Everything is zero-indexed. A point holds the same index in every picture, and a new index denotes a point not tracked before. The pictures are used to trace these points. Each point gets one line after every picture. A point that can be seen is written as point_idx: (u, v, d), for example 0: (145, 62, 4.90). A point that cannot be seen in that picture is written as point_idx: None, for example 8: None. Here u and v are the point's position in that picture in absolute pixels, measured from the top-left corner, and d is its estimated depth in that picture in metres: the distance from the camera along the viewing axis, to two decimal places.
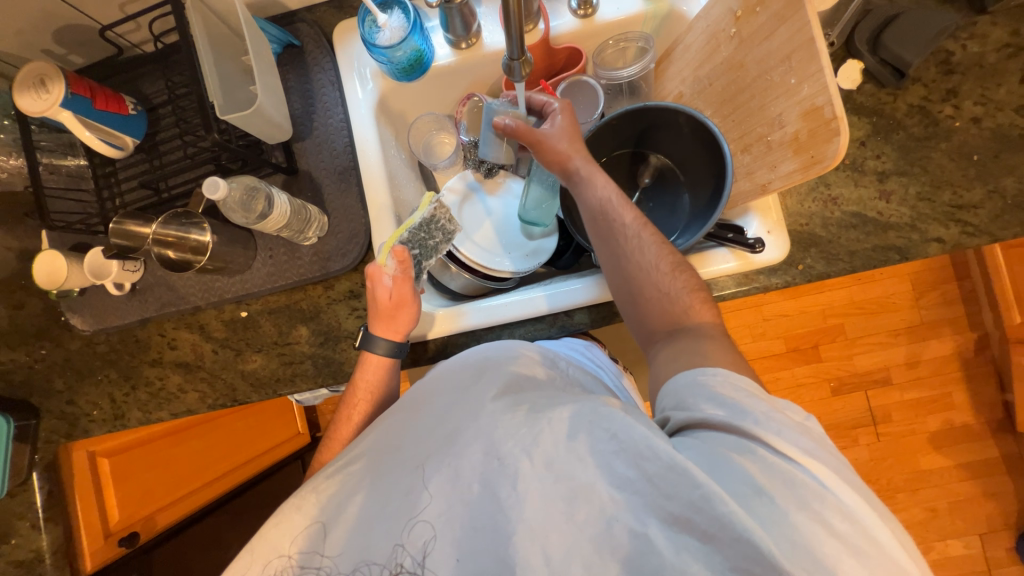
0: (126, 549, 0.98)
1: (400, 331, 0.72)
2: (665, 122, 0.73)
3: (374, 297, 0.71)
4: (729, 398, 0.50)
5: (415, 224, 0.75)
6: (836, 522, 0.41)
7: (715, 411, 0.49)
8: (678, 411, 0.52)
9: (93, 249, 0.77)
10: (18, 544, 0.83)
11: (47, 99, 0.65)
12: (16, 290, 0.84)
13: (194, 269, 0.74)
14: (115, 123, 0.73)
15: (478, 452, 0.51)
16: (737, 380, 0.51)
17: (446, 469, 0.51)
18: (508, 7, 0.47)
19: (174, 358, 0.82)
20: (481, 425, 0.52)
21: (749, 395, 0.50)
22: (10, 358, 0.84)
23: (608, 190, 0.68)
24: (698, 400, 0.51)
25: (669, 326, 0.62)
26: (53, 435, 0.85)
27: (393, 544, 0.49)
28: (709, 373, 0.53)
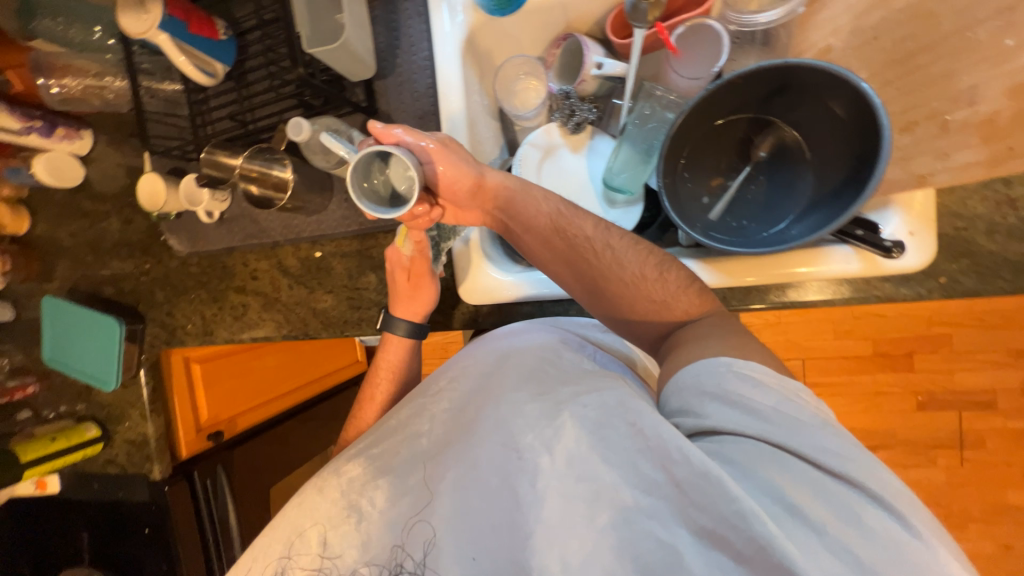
0: (212, 444, 1.10)
1: (419, 313, 0.73)
2: (834, 86, 0.57)
3: (393, 279, 0.71)
4: (744, 398, 0.46)
5: None
6: (884, 542, 0.38)
7: (717, 417, 0.46)
8: (682, 400, 0.49)
9: (188, 176, 0.80)
10: (131, 426, 0.98)
11: (148, 20, 0.65)
12: (126, 206, 0.93)
13: (274, 206, 0.75)
14: (207, 49, 0.72)
15: (497, 445, 0.51)
16: (753, 371, 0.47)
17: (463, 453, 0.51)
18: None
19: (254, 287, 0.87)
20: (502, 414, 0.53)
21: (761, 390, 0.46)
22: (122, 267, 0.95)
23: (550, 208, 0.64)
24: (699, 402, 0.48)
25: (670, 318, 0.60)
26: (156, 340, 0.95)
27: (393, 543, 0.49)
28: (699, 364, 0.50)
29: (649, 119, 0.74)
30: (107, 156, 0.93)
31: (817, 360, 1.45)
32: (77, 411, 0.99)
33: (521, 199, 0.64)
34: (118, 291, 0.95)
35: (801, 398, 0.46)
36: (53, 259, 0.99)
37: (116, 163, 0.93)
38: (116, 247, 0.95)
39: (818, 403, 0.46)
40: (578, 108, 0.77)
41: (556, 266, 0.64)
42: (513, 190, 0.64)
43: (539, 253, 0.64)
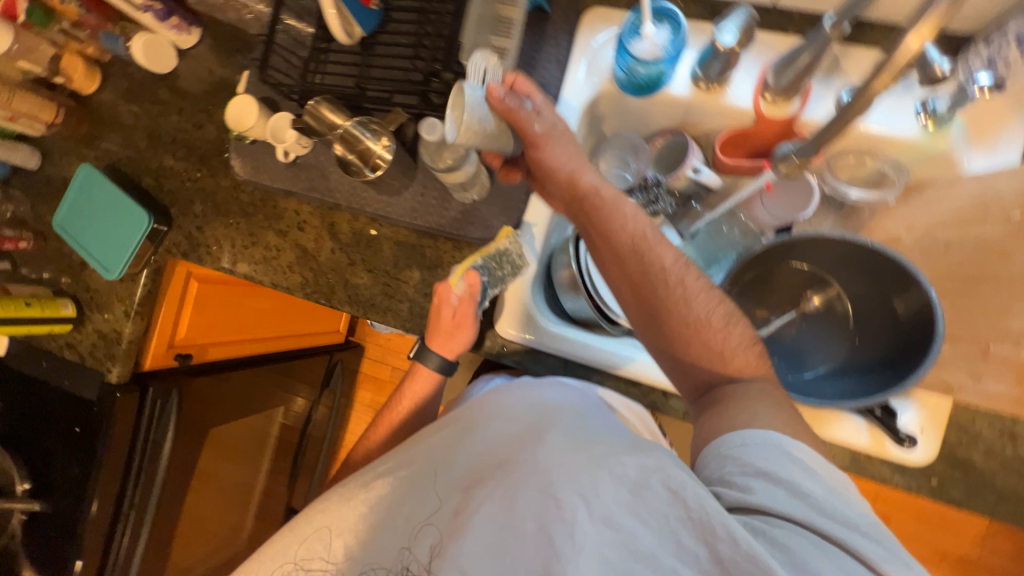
0: (177, 365, 1.06)
1: (453, 349, 0.78)
2: (908, 286, 0.61)
3: (439, 313, 0.75)
4: (788, 483, 0.49)
5: (491, 253, 0.74)
6: None
7: (762, 498, 0.48)
8: (732, 474, 0.52)
9: (282, 113, 0.81)
10: (109, 319, 0.93)
11: None
12: (203, 111, 0.92)
13: (358, 172, 0.76)
14: (354, 12, 0.74)
15: (536, 489, 0.53)
16: (797, 459, 0.51)
17: (501, 489, 0.55)
18: (835, 124, 0.50)
19: (297, 238, 0.86)
20: (539, 460, 0.55)
21: (802, 480, 0.49)
22: (171, 166, 0.93)
23: (635, 228, 0.62)
24: (741, 481, 0.50)
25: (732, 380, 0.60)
26: (173, 248, 0.92)
27: (400, 548, 0.59)
28: (744, 440, 0.53)
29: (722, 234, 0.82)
30: (205, 59, 0.93)
31: None
32: (59, 284, 0.95)
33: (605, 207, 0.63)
34: (157, 186, 0.92)
35: (836, 490, 0.50)
36: (106, 130, 0.96)
37: (212, 70, 0.92)
38: (175, 145, 0.93)
39: (850, 495, 0.50)
40: (661, 198, 0.79)
41: (624, 284, 0.63)
42: (600, 194, 0.63)
43: (608, 262, 0.64)
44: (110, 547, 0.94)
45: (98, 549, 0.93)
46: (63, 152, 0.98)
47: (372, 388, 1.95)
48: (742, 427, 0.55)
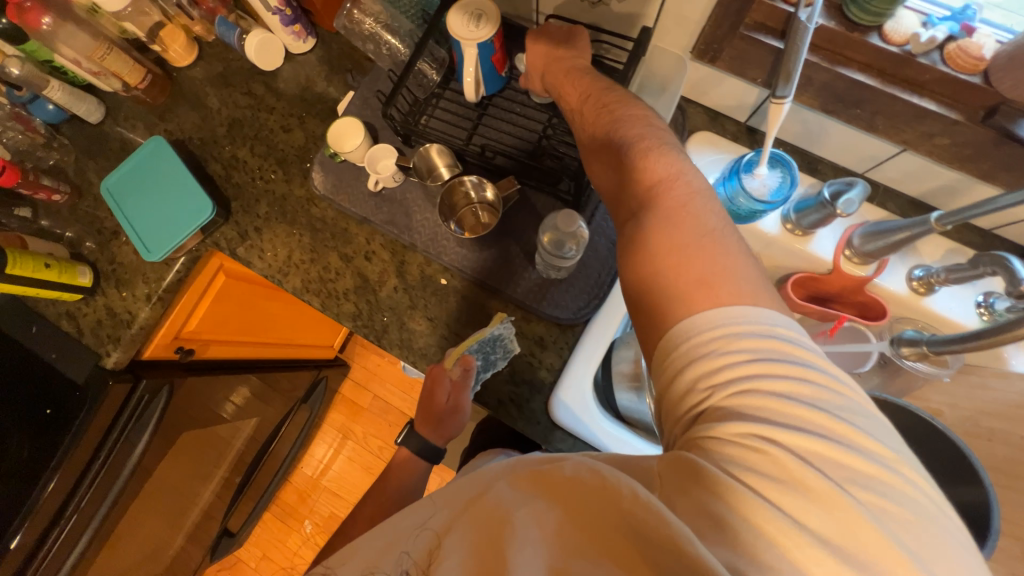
0: (176, 358, 0.98)
1: (446, 433, 0.86)
2: (968, 481, 0.62)
3: (431, 397, 0.79)
4: (731, 359, 0.40)
5: (481, 339, 0.75)
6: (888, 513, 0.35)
7: (731, 422, 0.38)
8: (693, 387, 0.42)
9: (385, 145, 0.81)
10: (126, 298, 0.86)
11: (474, 34, 0.69)
12: (294, 117, 0.91)
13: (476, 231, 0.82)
14: (488, 75, 0.76)
15: (490, 541, 0.41)
16: (715, 337, 0.41)
17: (469, 531, 0.44)
18: (978, 341, 0.58)
19: (360, 266, 0.83)
20: (492, 505, 0.43)
21: (757, 382, 0.39)
22: (245, 160, 0.89)
23: (712, 260, 0.44)
24: (701, 397, 0.41)
25: (747, 301, 0.42)
26: (221, 242, 0.86)
27: None
28: (707, 343, 0.41)
29: None
30: (311, 69, 0.92)
31: None
32: (82, 248, 0.88)
33: (684, 231, 0.46)
34: (224, 175, 0.89)
35: (819, 390, 0.39)
36: (185, 106, 0.93)
37: (316, 81, 0.92)
38: (255, 141, 0.90)
39: (798, 353, 0.41)
40: None
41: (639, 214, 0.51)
42: (688, 212, 0.47)
43: (651, 297, 0.46)
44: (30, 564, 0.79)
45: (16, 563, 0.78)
46: (130, 114, 0.93)
47: (346, 412, 1.83)
48: (684, 323, 0.43)
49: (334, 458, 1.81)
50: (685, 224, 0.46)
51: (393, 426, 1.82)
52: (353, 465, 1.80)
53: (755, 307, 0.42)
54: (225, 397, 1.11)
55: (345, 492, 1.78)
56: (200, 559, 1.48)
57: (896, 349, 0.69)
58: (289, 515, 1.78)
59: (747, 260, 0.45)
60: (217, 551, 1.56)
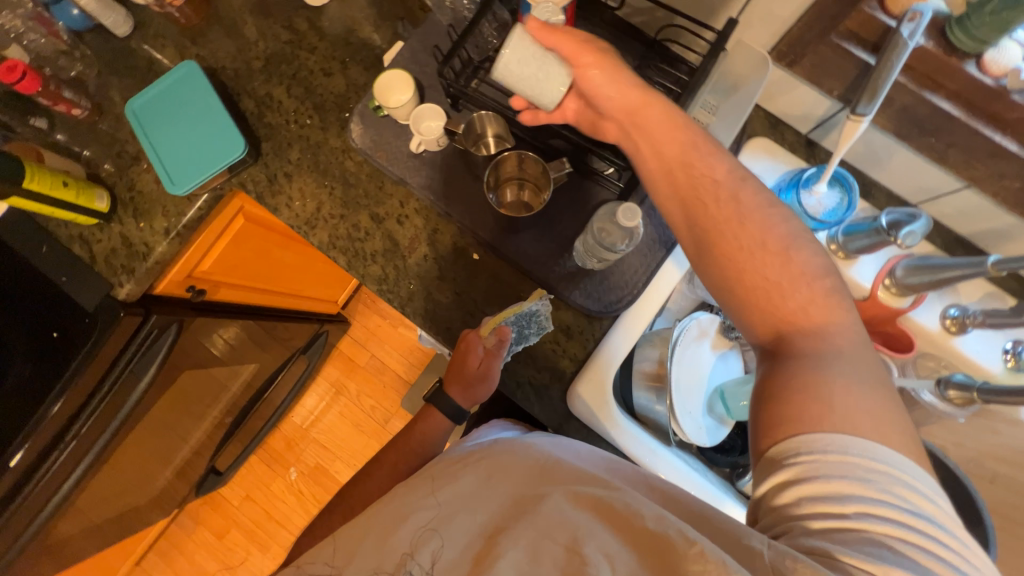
0: (186, 297, 0.96)
1: (471, 400, 0.78)
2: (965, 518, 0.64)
3: (462, 360, 0.73)
4: (827, 453, 0.39)
5: (519, 311, 0.73)
6: None
7: (851, 553, 0.35)
8: (807, 506, 0.38)
9: (435, 106, 0.77)
10: (143, 230, 0.83)
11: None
12: (335, 61, 0.85)
13: (527, 209, 0.79)
14: None
15: (556, 544, 0.43)
16: (850, 459, 0.38)
17: (528, 533, 0.44)
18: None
19: (391, 230, 0.80)
20: (557, 515, 0.44)
21: (883, 529, 0.36)
22: (280, 100, 0.84)
23: (870, 399, 0.41)
24: (815, 516, 0.38)
25: (896, 452, 0.39)
26: (248, 184, 0.82)
27: None
28: (842, 467, 0.38)
29: None
30: (358, 11, 0.87)
31: None
32: (99, 170, 0.83)
33: (839, 359, 0.43)
34: (255, 113, 0.84)
35: (947, 563, 0.35)
36: (219, 32, 0.87)
37: (362, 25, 0.86)
38: (292, 80, 0.85)
39: (909, 466, 0.39)
40: None
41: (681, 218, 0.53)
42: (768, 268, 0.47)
43: (782, 394, 0.43)
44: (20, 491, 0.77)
45: (9, 484, 0.77)
46: (159, 32, 0.87)
47: (342, 368, 1.83)
48: (819, 426, 0.40)
49: (325, 412, 1.82)
50: (843, 353, 0.44)
51: (388, 388, 1.83)
52: (343, 420, 1.81)
53: (901, 459, 0.39)
54: (232, 342, 1.10)
55: (333, 445, 1.80)
56: (185, 493, 1.50)
57: (942, 390, 0.68)
58: (276, 460, 1.80)
59: (907, 425, 0.42)
60: (202, 487, 1.58)
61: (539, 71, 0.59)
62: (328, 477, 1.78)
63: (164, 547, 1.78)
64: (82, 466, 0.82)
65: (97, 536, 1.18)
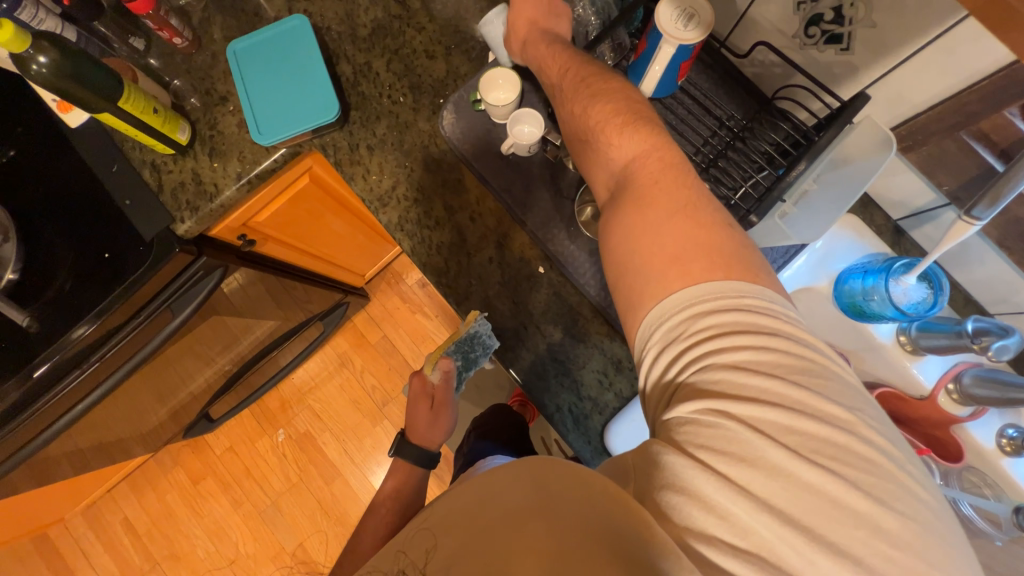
0: (238, 246, 0.95)
1: (434, 436, 0.88)
2: None
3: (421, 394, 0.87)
4: (670, 329, 0.45)
5: (459, 338, 0.78)
6: (822, 419, 0.39)
7: (701, 392, 0.41)
8: (662, 370, 0.45)
9: (535, 112, 0.75)
10: (216, 171, 0.82)
11: (679, 32, 0.63)
12: (441, 46, 0.85)
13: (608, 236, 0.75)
14: (668, 81, 0.70)
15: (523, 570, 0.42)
16: (678, 319, 0.44)
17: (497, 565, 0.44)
18: None
19: (462, 225, 0.79)
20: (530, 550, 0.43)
21: (717, 357, 0.41)
22: (377, 72, 0.84)
23: (683, 238, 0.46)
24: (671, 377, 0.44)
25: (711, 272, 0.44)
26: (329, 149, 0.82)
27: None
28: (674, 329, 0.44)
29: None
30: (472, 1, 0.86)
31: None
32: (185, 102, 0.83)
33: (658, 206, 0.49)
34: (350, 80, 0.84)
35: (781, 354, 0.41)
36: None
37: (474, 15, 0.85)
38: (394, 55, 0.84)
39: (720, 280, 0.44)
40: None
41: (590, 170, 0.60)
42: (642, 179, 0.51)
43: (624, 278, 0.49)
44: (30, 406, 0.74)
45: (22, 396, 0.74)
46: None
47: (351, 341, 1.82)
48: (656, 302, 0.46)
49: (326, 381, 1.80)
50: (652, 201, 0.49)
51: (393, 371, 1.81)
52: (342, 393, 1.79)
53: (718, 281, 0.44)
54: (266, 297, 1.10)
55: (326, 416, 1.78)
56: (173, 434, 1.47)
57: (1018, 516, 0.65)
58: (266, 418, 1.78)
59: (715, 222, 0.48)
60: (190, 430, 1.56)
61: None
62: (314, 446, 1.76)
63: (137, 479, 1.76)
64: (98, 392, 0.80)
65: (83, 458, 1.16)
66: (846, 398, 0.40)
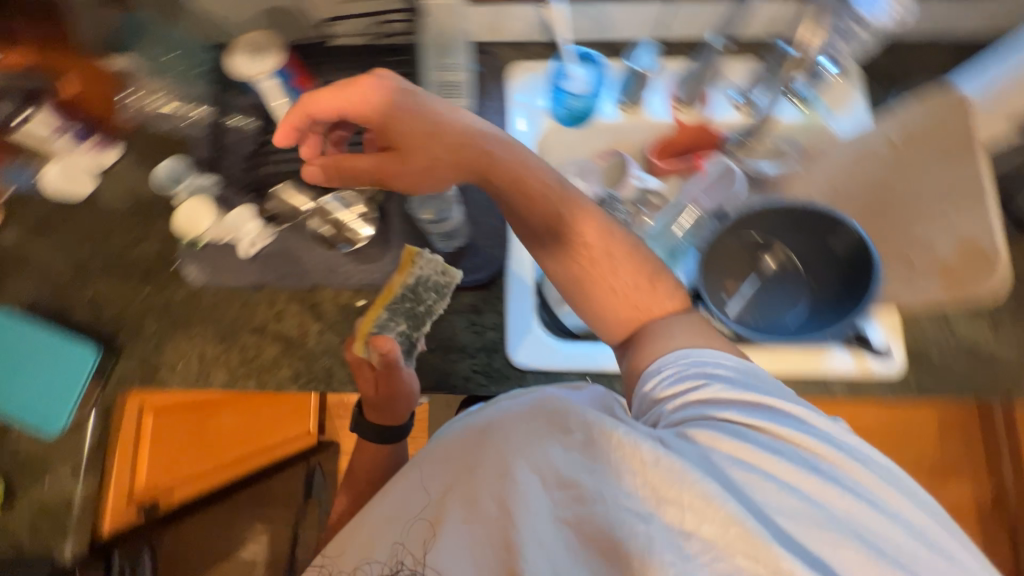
0: (138, 518, 0.90)
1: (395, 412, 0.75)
2: (831, 229, 0.73)
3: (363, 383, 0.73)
4: (714, 368, 0.52)
5: (404, 287, 0.77)
6: (811, 441, 0.48)
7: (720, 414, 0.49)
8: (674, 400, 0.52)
9: (241, 207, 0.79)
10: (51, 485, 0.79)
11: (261, 65, 0.71)
12: (137, 227, 0.85)
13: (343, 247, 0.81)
14: (301, 101, 0.78)
15: (494, 481, 0.50)
16: (679, 371, 0.53)
17: (474, 494, 0.50)
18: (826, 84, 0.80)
19: (277, 330, 0.80)
20: (512, 455, 0.50)
21: (726, 394, 0.50)
22: (110, 291, 0.83)
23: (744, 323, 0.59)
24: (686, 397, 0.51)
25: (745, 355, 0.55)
26: (128, 379, 0.80)
27: (392, 544, 0.54)
28: (687, 364, 0.53)
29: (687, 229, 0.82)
30: (129, 175, 0.87)
31: None
32: None
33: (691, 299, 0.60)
34: (93, 317, 0.82)
35: (814, 421, 0.50)
36: (11, 272, 0.84)
37: (140, 183, 0.86)
38: (110, 268, 0.84)
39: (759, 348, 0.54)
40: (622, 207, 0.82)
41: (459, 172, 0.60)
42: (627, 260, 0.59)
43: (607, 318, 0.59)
44: None
45: None
46: None
47: None
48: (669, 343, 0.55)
49: None
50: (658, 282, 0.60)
51: None
52: None
53: (716, 347, 0.55)
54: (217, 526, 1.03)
55: None
56: None
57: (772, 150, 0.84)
58: None
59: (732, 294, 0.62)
60: None
61: (78, 178, 0.84)
62: None
63: None
64: None
65: None
66: (853, 453, 0.49)
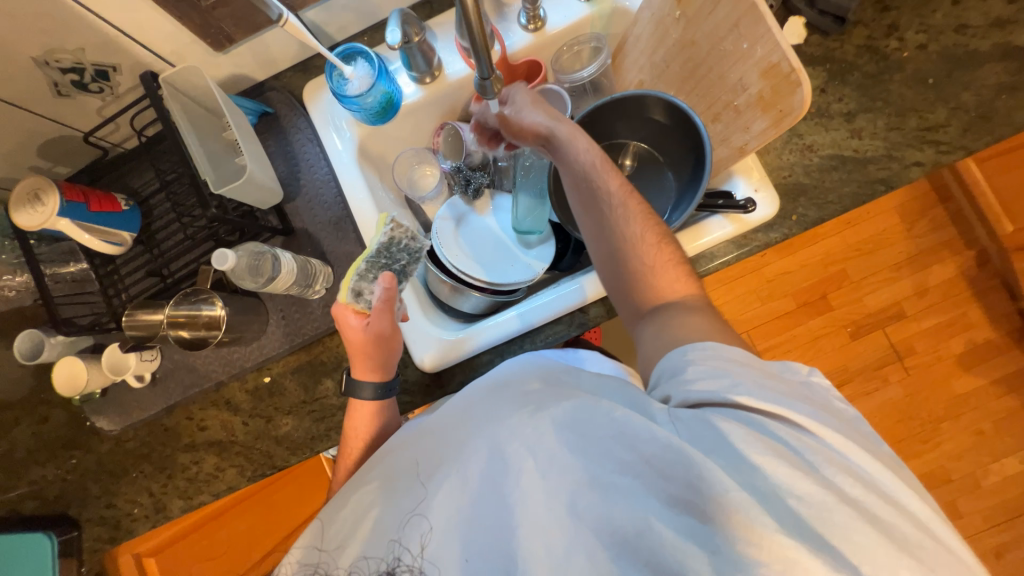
0: None
1: (378, 367, 0.67)
2: (637, 108, 0.77)
3: (348, 339, 0.65)
4: (732, 367, 0.50)
5: (375, 250, 0.68)
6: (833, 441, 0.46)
7: (736, 406, 0.47)
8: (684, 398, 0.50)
9: (110, 346, 0.77)
10: None
11: (45, 211, 0.67)
12: (38, 405, 0.85)
13: (209, 344, 0.74)
14: (111, 222, 0.75)
15: (484, 457, 0.51)
16: (695, 369, 0.50)
17: (462, 478, 0.51)
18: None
19: (205, 438, 0.81)
20: (506, 433, 0.50)
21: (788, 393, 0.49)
22: (43, 474, 0.84)
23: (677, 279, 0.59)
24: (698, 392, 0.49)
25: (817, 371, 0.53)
26: (98, 543, 0.82)
27: (388, 539, 0.52)
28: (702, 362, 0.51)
29: (531, 169, 0.87)
30: (7, 361, 0.86)
31: (756, 327, 1.58)
32: None
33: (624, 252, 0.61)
34: (40, 504, 0.83)
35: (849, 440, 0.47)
36: None
37: (18, 364, 0.85)
38: (32, 453, 0.84)
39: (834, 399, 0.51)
40: (472, 176, 0.91)
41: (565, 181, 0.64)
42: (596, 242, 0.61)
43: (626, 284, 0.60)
44: None
45: None
46: None
47: None
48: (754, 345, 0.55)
49: None
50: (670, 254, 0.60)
51: None
52: None
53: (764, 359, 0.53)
54: None
55: None
56: None
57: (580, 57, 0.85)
58: None
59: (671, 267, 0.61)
60: None
61: None
62: None
63: None
64: None
65: None
66: (876, 455, 0.47)
